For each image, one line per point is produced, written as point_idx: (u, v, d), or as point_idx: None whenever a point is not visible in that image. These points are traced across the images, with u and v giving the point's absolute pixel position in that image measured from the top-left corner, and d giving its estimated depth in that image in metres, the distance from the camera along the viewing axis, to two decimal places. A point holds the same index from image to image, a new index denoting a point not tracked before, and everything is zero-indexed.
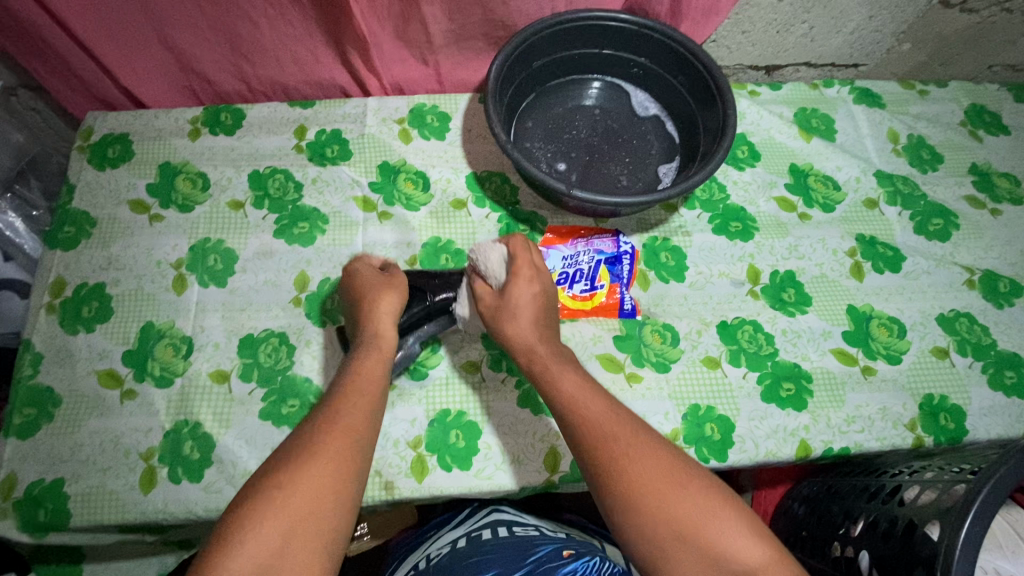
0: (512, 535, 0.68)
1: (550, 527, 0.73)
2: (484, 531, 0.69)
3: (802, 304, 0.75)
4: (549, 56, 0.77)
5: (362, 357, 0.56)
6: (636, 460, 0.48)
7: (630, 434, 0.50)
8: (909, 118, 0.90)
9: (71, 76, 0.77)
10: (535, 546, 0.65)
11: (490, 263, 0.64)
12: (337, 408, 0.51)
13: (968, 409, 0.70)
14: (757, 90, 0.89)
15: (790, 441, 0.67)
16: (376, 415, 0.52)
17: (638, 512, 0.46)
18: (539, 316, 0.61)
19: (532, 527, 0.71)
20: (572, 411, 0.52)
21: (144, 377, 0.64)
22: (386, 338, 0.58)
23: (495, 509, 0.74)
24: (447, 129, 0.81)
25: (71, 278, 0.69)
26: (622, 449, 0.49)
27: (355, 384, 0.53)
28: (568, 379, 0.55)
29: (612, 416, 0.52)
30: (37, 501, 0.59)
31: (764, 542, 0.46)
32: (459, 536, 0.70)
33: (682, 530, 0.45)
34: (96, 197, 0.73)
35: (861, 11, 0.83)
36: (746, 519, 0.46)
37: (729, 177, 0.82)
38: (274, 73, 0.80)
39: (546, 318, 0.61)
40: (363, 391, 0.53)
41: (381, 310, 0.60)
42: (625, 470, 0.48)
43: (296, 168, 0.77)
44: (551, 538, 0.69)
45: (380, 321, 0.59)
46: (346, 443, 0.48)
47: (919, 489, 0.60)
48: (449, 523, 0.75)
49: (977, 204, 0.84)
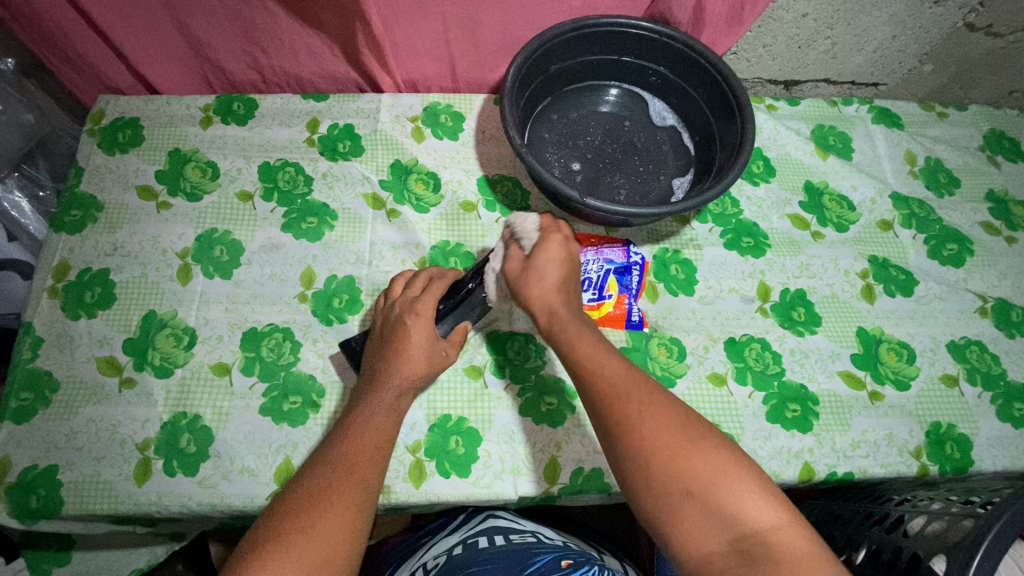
0: (508, 542, 0.68)
1: (548, 534, 0.73)
2: (480, 539, 0.69)
3: (812, 324, 0.74)
4: (567, 60, 0.76)
5: (383, 386, 0.57)
6: (648, 415, 0.48)
7: (643, 392, 0.50)
8: (927, 141, 0.89)
9: (83, 63, 0.77)
10: (533, 555, 0.65)
11: (524, 224, 0.60)
12: (360, 446, 0.53)
13: (975, 439, 0.69)
14: (775, 105, 0.88)
15: (794, 462, 0.66)
16: (386, 445, 0.54)
17: (651, 473, 0.46)
18: (569, 284, 0.57)
19: (530, 534, 0.71)
20: (584, 373, 0.51)
21: (144, 366, 0.64)
22: (418, 353, 0.58)
23: (491, 516, 0.73)
24: (461, 129, 0.80)
25: (75, 262, 0.68)
26: (631, 406, 0.48)
27: (375, 421, 0.54)
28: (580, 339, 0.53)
29: (624, 376, 0.50)
30: (30, 487, 0.58)
31: (773, 504, 0.45)
32: (455, 544, 0.70)
33: (692, 489, 0.45)
34: (104, 181, 0.73)
35: (885, 30, 0.82)
36: (761, 482, 0.46)
37: (743, 192, 0.81)
38: (288, 65, 0.79)
39: (573, 281, 0.58)
40: (374, 423, 0.54)
41: (409, 326, 0.59)
42: (635, 434, 0.47)
43: (307, 162, 0.76)
44: (549, 545, 0.69)
45: (409, 337, 0.59)
46: (369, 485, 0.51)
47: (924, 520, 0.60)
48: (444, 530, 0.75)
49: (992, 231, 0.83)
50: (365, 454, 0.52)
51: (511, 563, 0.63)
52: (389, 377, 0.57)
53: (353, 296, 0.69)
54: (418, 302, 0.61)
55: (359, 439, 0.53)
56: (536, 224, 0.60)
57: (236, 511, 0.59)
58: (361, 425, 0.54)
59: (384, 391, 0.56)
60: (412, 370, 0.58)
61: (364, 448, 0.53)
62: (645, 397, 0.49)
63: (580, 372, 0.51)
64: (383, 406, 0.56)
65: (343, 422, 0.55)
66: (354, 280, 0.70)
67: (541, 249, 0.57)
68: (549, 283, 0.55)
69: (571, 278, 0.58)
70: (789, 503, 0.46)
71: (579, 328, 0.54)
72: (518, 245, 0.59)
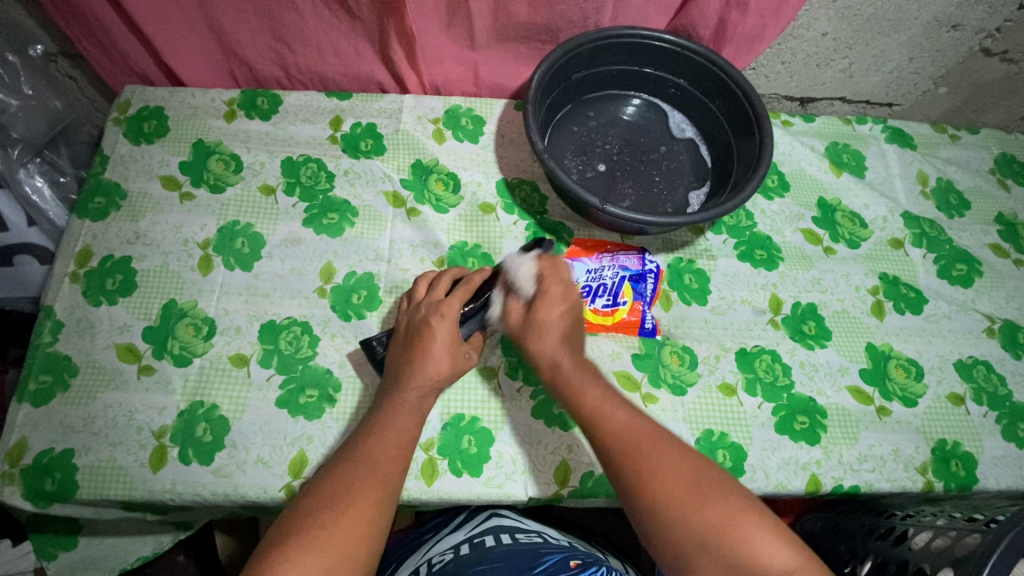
0: (516, 541, 0.68)
1: (554, 535, 0.73)
2: (487, 538, 0.69)
3: (822, 337, 0.75)
4: (589, 69, 0.78)
5: (409, 385, 0.57)
6: (660, 472, 0.51)
7: (654, 447, 0.53)
8: (939, 162, 0.90)
9: (113, 48, 0.77)
10: (542, 556, 0.65)
11: (523, 275, 0.62)
12: (384, 442, 0.53)
13: (980, 458, 0.70)
14: (790, 121, 0.89)
15: (801, 474, 0.66)
16: (409, 444, 0.55)
17: (669, 524, 0.50)
18: (572, 332, 0.60)
19: (536, 534, 0.71)
20: (596, 425, 0.55)
21: (163, 354, 0.64)
22: (443, 352, 0.59)
23: (495, 515, 0.74)
24: (481, 133, 0.81)
25: (98, 248, 0.69)
26: (646, 463, 0.52)
27: (399, 420, 0.55)
28: (586, 390, 0.56)
29: (637, 428, 0.54)
30: (44, 470, 0.58)
31: (785, 547, 0.48)
32: (461, 542, 0.70)
33: (707, 540, 0.48)
34: (128, 170, 0.74)
35: (903, 52, 0.83)
36: (774, 525, 0.49)
37: (757, 205, 0.82)
38: (314, 64, 0.80)
39: (576, 336, 0.61)
40: (397, 422, 0.55)
41: (436, 324, 0.60)
42: (652, 485, 0.51)
43: (329, 159, 0.77)
44: (556, 545, 0.69)
45: (436, 334, 0.60)
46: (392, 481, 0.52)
47: (930, 534, 0.61)
48: (449, 526, 0.75)
49: (1001, 253, 0.85)
50: (387, 452, 0.53)
51: (520, 563, 0.63)
52: (412, 375, 0.58)
53: (371, 293, 0.70)
54: (444, 302, 0.62)
55: (383, 436, 0.54)
56: (531, 271, 0.62)
57: (249, 502, 0.59)
58: (386, 421, 0.55)
59: (408, 389, 0.57)
60: (437, 368, 0.59)
61: (387, 445, 0.53)
62: (655, 444, 0.53)
63: (597, 427, 0.55)
64: (407, 405, 0.56)
65: (367, 419, 0.56)
66: (372, 277, 0.71)
67: (541, 301, 0.60)
68: (553, 336, 0.59)
69: (573, 331, 0.60)
70: (799, 541, 0.49)
71: (583, 379, 0.57)
72: (514, 300, 0.62)
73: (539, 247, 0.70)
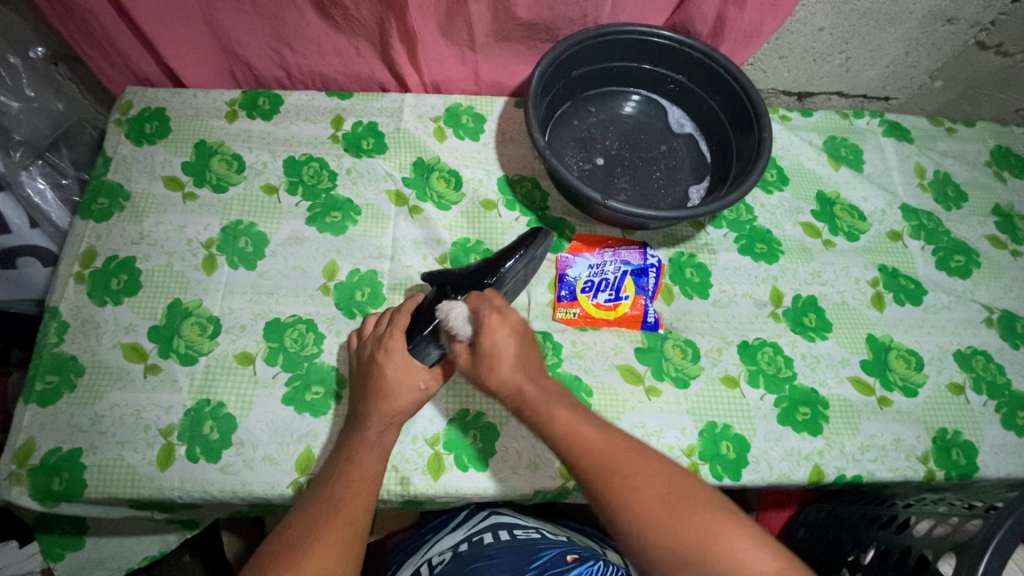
0: (514, 539, 0.68)
1: (552, 531, 0.73)
2: (486, 535, 0.69)
3: (822, 330, 0.75)
4: (589, 66, 0.78)
5: (365, 425, 0.58)
6: (634, 487, 0.49)
7: (625, 462, 0.51)
8: (936, 155, 0.91)
9: (113, 51, 0.77)
10: (539, 552, 0.65)
11: (455, 321, 0.59)
12: (349, 484, 0.53)
13: (980, 446, 0.71)
14: (788, 116, 0.90)
15: (804, 465, 0.67)
16: (372, 483, 0.54)
17: (652, 543, 0.47)
18: (523, 361, 0.58)
19: (534, 530, 0.71)
20: (569, 444, 0.52)
21: (169, 354, 0.65)
22: (393, 385, 0.59)
23: (495, 513, 0.74)
24: (482, 130, 0.81)
25: (102, 249, 0.69)
26: (618, 477, 0.50)
27: (359, 459, 0.55)
28: (554, 408, 0.54)
29: (612, 446, 0.52)
30: (52, 470, 0.59)
31: (773, 560, 0.45)
32: (460, 540, 0.70)
33: (689, 556, 0.46)
34: (131, 171, 0.74)
35: (899, 46, 0.84)
36: (758, 539, 0.46)
37: (757, 200, 0.83)
38: (314, 63, 0.80)
39: (530, 362, 0.59)
40: (355, 464, 0.55)
41: (376, 366, 0.60)
42: (631, 503, 0.48)
43: (331, 158, 0.77)
44: (554, 540, 0.69)
45: (382, 373, 0.60)
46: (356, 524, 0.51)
47: (931, 522, 0.61)
48: (445, 527, 0.76)
49: (998, 244, 0.85)
50: (346, 497, 0.52)
51: (518, 561, 0.64)
52: (370, 416, 0.58)
53: (376, 290, 0.70)
54: (387, 337, 0.62)
55: (345, 477, 0.54)
56: (464, 315, 0.60)
57: (256, 498, 0.59)
58: (347, 462, 0.55)
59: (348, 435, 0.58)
60: (394, 404, 0.59)
61: (350, 487, 0.53)
62: (629, 459, 0.51)
63: (565, 444, 0.53)
64: (366, 443, 0.56)
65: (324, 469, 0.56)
66: (376, 274, 0.71)
67: (486, 338, 0.57)
68: (506, 365, 0.57)
69: (527, 354, 0.59)
70: (788, 556, 0.46)
71: (549, 402, 0.55)
72: (459, 340, 0.60)
73: (537, 236, 0.68)
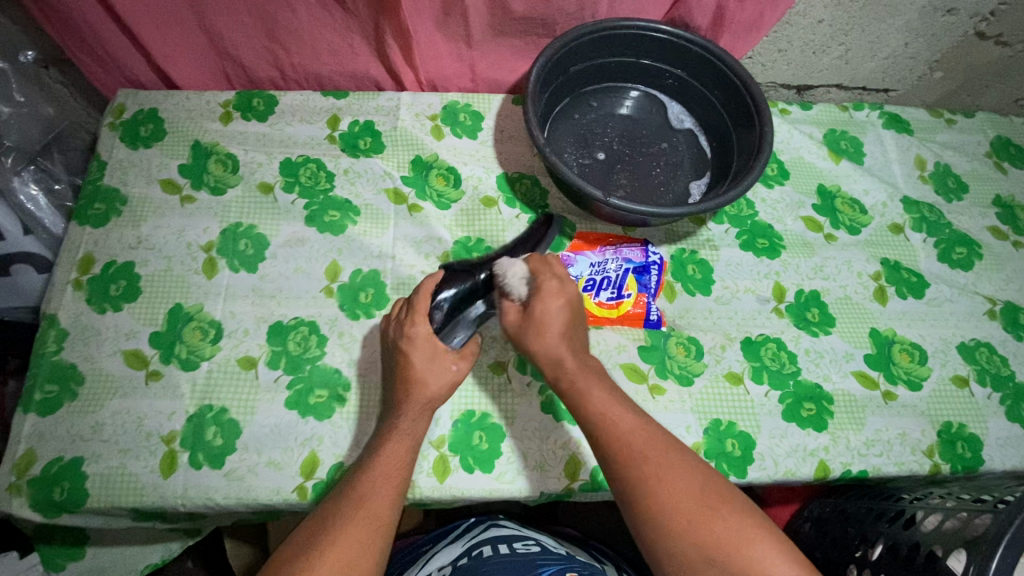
0: (513, 552, 0.68)
1: (552, 544, 0.73)
2: (484, 549, 0.69)
3: (826, 324, 0.75)
4: (587, 62, 0.77)
5: (401, 409, 0.58)
6: (664, 480, 0.50)
7: (658, 451, 0.52)
8: (936, 146, 0.90)
9: (104, 54, 0.76)
10: (539, 566, 0.63)
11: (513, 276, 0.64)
12: (379, 472, 0.53)
13: (985, 439, 0.71)
14: (788, 109, 0.89)
15: (810, 461, 0.67)
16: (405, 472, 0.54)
17: (674, 539, 0.48)
18: (570, 324, 0.61)
19: (533, 544, 0.70)
20: (604, 428, 0.54)
21: (170, 360, 0.64)
22: (425, 368, 0.60)
23: (494, 526, 0.75)
24: (481, 128, 0.81)
25: (100, 255, 0.69)
26: (649, 467, 0.51)
27: (392, 447, 0.55)
28: (592, 389, 0.56)
29: (645, 437, 0.53)
30: (54, 479, 0.58)
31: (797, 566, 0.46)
32: (459, 554, 0.69)
33: (711, 553, 0.46)
34: (127, 175, 0.73)
35: (899, 37, 0.83)
36: (782, 544, 0.47)
37: (758, 194, 0.82)
38: (309, 63, 0.79)
39: (574, 322, 0.62)
40: (391, 452, 0.55)
41: (406, 350, 0.61)
42: (656, 493, 0.50)
43: (329, 158, 0.76)
44: (554, 555, 0.68)
45: (415, 353, 0.60)
46: (382, 518, 0.51)
47: (939, 516, 0.61)
48: (443, 541, 0.75)
49: (1000, 236, 0.85)
50: (379, 484, 0.52)
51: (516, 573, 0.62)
52: (405, 401, 0.58)
53: (378, 291, 0.70)
54: (410, 323, 0.62)
55: (378, 466, 0.54)
56: (523, 274, 0.64)
57: (261, 504, 0.59)
58: (382, 448, 0.55)
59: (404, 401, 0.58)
60: (426, 387, 0.59)
61: (380, 474, 0.53)
62: (659, 451, 0.52)
63: (601, 426, 0.54)
64: (401, 429, 0.57)
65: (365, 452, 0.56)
66: (378, 275, 0.71)
67: (540, 301, 0.60)
68: (553, 333, 0.59)
69: (575, 318, 0.62)
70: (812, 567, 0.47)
71: (588, 383, 0.57)
72: (511, 300, 0.63)
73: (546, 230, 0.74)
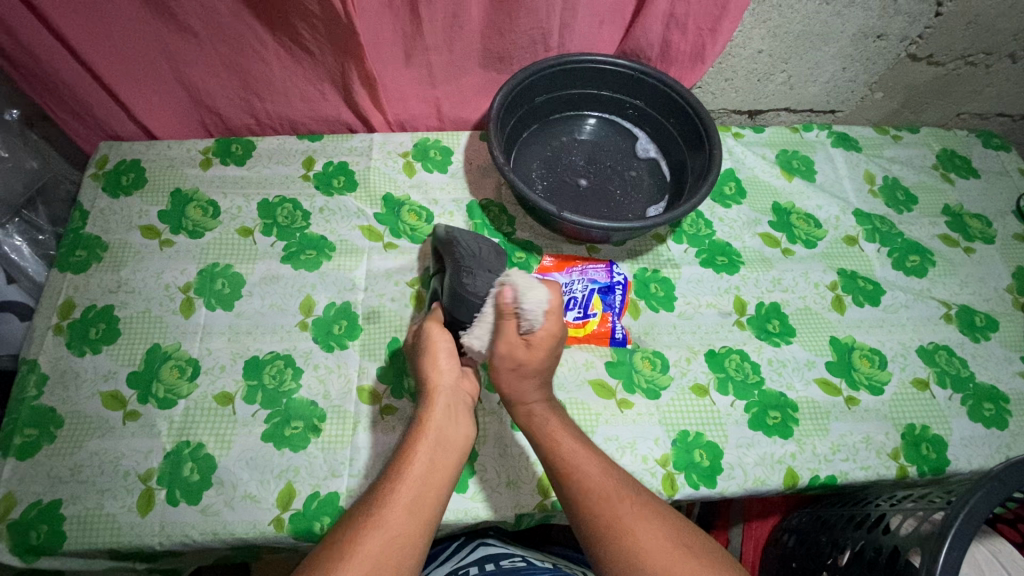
0: (499, 568, 0.66)
1: (538, 559, 0.71)
2: (471, 568, 0.67)
3: (787, 334, 0.78)
4: (550, 93, 0.82)
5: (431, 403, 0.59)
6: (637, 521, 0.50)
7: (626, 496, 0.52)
8: (883, 161, 0.95)
9: (86, 112, 0.80)
10: None
11: (529, 300, 0.58)
12: (413, 475, 0.53)
13: (949, 440, 0.73)
14: (741, 133, 0.94)
15: (778, 468, 0.68)
16: (436, 473, 0.54)
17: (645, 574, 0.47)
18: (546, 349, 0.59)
19: (520, 560, 0.69)
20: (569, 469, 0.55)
21: (148, 399, 0.66)
22: (441, 379, 0.61)
23: (483, 544, 0.72)
24: (449, 163, 0.85)
25: (80, 300, 0.71)
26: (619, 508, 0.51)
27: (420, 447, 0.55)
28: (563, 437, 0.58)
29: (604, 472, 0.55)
30: (30, 524, 0.59)
31: None
32: (447, 572, 0.68)
33: None
34: (108, 223, 0.76)
35: (835, 63, 0.89)
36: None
37: (715, 214, 0.86)
38: (282, 109, 0.83)
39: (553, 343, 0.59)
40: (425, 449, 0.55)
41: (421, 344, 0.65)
42: (625, 526, 0.50)
43: (303, 198, 0.80)
44: (540, 568, 0.67)
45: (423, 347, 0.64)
46: (406, 532, 0.49)
47: (901, 517, 0.63)
48: (435, 562, 0.73)
49: (951, 243, 0.89)
50: (413, 483, 0.52)
51: None
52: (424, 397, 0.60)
53: (351, 323, 0.72)
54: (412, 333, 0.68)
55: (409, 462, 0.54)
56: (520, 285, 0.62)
57: (238, 539, 0.60)
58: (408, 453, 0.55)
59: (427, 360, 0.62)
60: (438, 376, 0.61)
61: (417, 476, 0.53)
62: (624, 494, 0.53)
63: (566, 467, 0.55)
64: (435, 425, 0.57)
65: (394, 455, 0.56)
66: (350, 306, 0.73)
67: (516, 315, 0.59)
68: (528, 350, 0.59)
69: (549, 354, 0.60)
70: None
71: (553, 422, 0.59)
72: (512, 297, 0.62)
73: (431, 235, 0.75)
